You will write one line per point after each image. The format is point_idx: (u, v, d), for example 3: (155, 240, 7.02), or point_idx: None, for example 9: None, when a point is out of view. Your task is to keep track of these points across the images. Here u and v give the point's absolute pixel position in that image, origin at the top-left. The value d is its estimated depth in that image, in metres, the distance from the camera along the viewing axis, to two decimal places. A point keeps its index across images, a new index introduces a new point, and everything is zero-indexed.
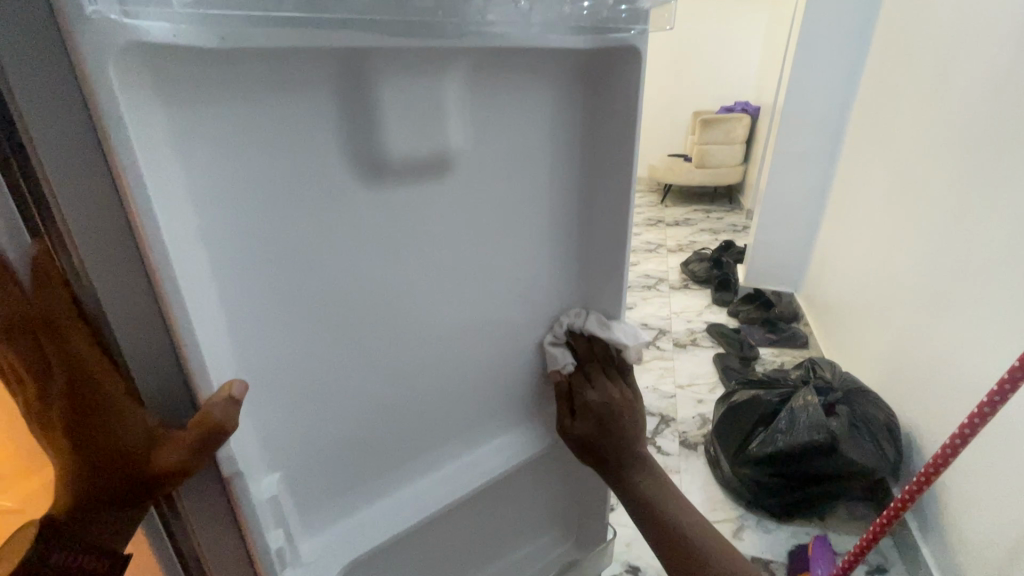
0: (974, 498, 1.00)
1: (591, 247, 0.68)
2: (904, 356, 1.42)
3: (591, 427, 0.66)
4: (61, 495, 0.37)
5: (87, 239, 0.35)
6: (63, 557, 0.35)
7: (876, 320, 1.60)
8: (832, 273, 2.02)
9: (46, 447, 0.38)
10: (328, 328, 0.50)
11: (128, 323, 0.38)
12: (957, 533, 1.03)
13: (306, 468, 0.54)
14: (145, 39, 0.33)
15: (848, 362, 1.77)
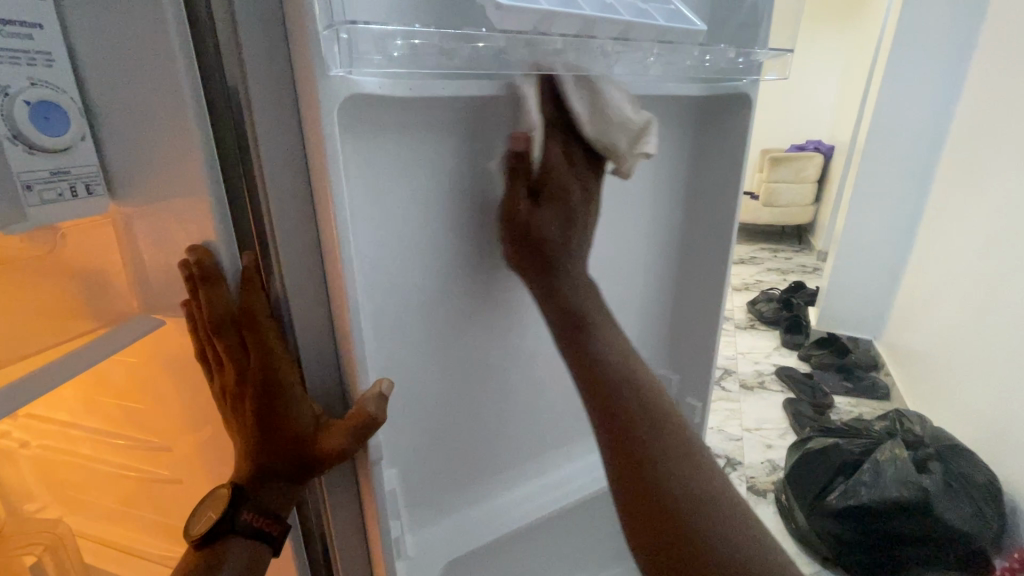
0: None
1: (686, 276, 0.72)
2: (1005, 415, 1.32)
3: (551, 219, 0.55)
4: (244, 465, 0.45)
5: (286, 249, 0.43)
6: (249, 516, 0.44)
7: (972, 373, 1.50)
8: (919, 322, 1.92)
9: (232, 425, 0.46)
10: (452, 342, 0.56)
11: (305, 323, 0.45)
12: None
13: (419, 466, 0.58)
14: (360, 91, 0.39)
15: (938, 418, 1.65)
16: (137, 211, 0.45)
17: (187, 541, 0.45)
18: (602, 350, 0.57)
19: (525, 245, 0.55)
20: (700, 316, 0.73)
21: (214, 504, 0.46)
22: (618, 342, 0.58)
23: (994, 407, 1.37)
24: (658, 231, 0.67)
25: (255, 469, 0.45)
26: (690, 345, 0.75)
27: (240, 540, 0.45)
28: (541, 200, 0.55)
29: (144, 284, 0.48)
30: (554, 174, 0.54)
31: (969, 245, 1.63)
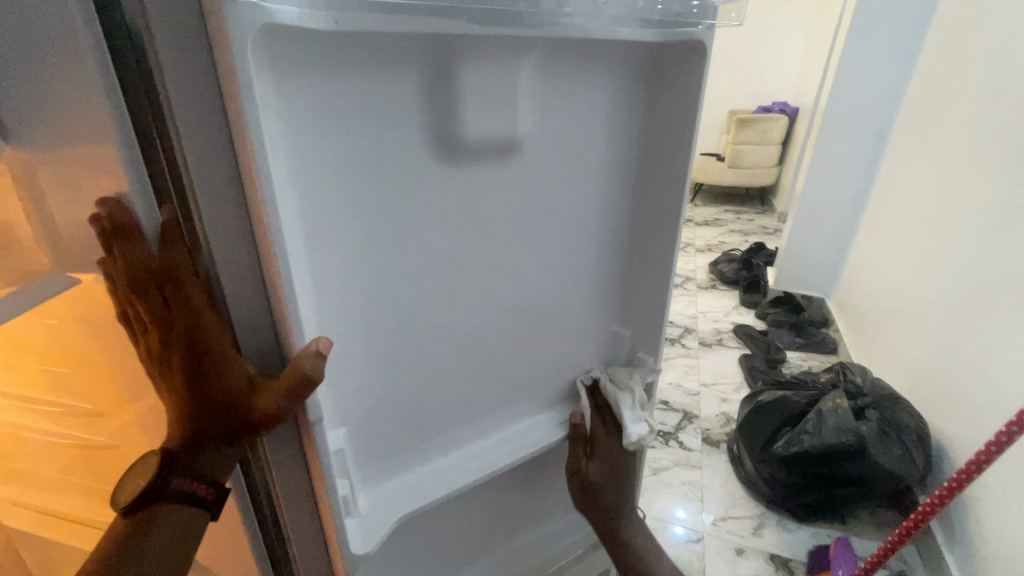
0: (1005, 509, 1.03)
1: (642, 230, 0.72)
2: (936, 365, 1.41)
3: (604, 469, 0.71)
4: (174, 429, 0.44)
5: (208, 198, 0.40)
6: (180, 482, 0.43)
7: (910, 327, 1.59)
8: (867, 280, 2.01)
9: (159, 388, 0.44)
10: (398, 297, 0.54)
11: (235, 277, 0.43)
12: (986, 550, 1.07)
13: (369, 424, 0.58)
14: (275, 19, 0.35)
15: (878, 369, 1.76)
16: (35, 157, 0.41)
17: (114, 507, 0.43)
18: (644, 550, 0.70)
19: (588, 487, 0.71)
20: (653, 272, 0.73)
21: (142, 471, 0.44)
22: (649, 537, 0.72)
23: (927, 359, 1.46)
24: (611, 186, 0.66)
25: (186, 435, 0.43)
26: (644, 300, 0.75)
27: (169, 505, 0.43)
28: (595, 458, 0.72)
29: (54, 239, 0.44)
30: (603, 442, 0.72)
31: (915, 206, 1.69)
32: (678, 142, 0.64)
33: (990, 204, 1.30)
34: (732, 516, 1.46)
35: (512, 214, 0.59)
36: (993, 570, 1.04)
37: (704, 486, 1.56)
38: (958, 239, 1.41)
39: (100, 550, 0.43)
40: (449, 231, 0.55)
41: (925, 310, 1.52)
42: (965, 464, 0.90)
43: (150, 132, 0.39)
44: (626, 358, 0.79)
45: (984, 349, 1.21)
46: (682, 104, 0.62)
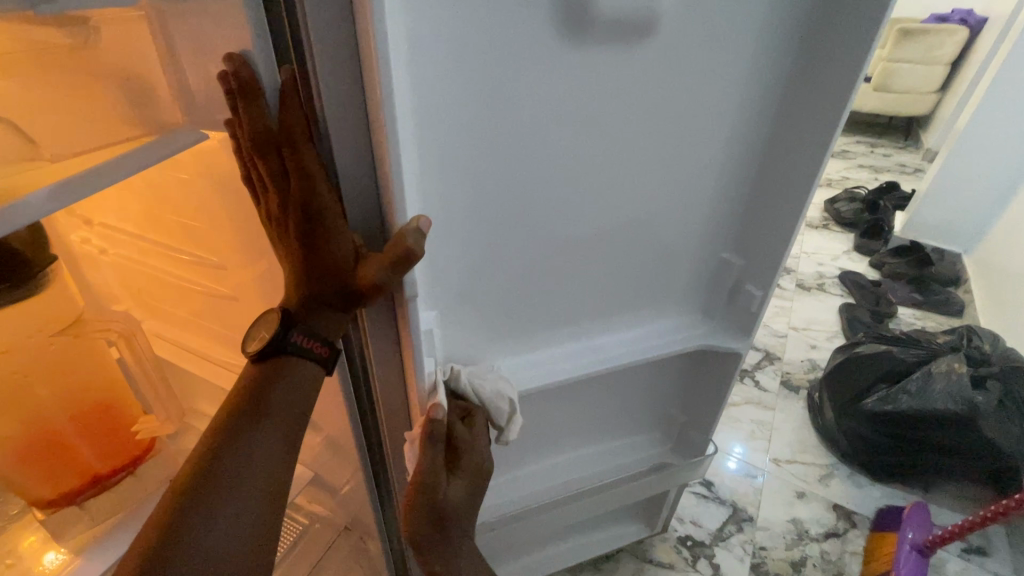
0: None
1: (776, 149, 0.64)
2: None
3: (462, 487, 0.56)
4: (292, 289, 0.47)
5: (324, 63, 0.39)
6: (299, 337, 0.47)
7: None
8: None
9: (279, 251, 0.47)
10: (500, 190, 0.53)
11: (345, 150, 0.43)
12: None
13: (459, 313, 0.60)
14: None
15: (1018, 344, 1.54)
16: (170, 7, 0.41)
17: (249, 353, 0.49)
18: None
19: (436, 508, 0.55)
20: (778, 196, 0.65)
21: (268, 325, 0.49)
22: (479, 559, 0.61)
23: None
24: (750, 87, 0.58)
25: (306, 296, 0.47)
26: (762, 227, 0.68)
27: (302, 360, 0.48)
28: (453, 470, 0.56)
29: (187, 96, 0.47)
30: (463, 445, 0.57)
31: None
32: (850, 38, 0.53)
33: None
34: (798, 460, 1.42)
35: (632, 111, 0.53)
36: None
37: (773, 426, 1.52)
38: None
39: (237, 389, 0.50)
40: (563, 126, 0.52)
41: None
42: None
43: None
44: (729, 290, 0.73)
45: None
46: None
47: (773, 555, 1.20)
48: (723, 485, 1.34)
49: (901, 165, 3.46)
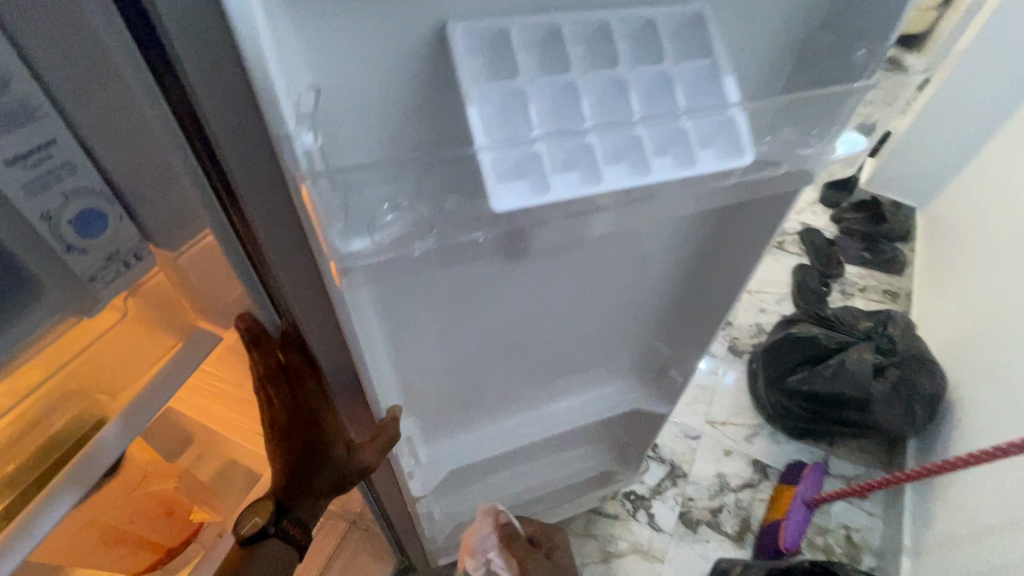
0: (984, 498, 1.20)
1: (695, 284, 0.75)
2: (993, 352, 1.43)
3: None
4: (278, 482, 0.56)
5: (314, 338, 0.51)
6: (286, 524, 0.55)
7: (996, 305, 1.55)
8: (984, 233, 1.85)
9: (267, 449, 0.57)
10: (457, 346, 0.68)
11: (334, 377, 0.57)
12: (953, 524, 1.26)
13: (430, 410, 0.78)
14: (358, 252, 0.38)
15: (945, 330, 1.76)
16: (179, 257, 0.52)
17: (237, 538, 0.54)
18: None
19: None
20: (695, 315, 0.78)
21: (258, 510, 0.55)
22: None
23: (990, 345, 1.46)
24: (672, 252, 0.68)
25: (293, 485, 0.56)
26: (684, 333, 0.82)
27: (281, 544, 0.55)
28: None
29: (199, 308, 0.57)
30: None
31: None
32: (755, 232, 0.63)
33: None
34: (731, 422, 1.69)
35: (566, 290, 0.65)
36: (948, 538, 1.26)
37: (715, 391, 1.77)
38: None
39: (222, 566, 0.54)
40: (508, 305, 0.64)
41: (1016, 298, 1.46)
42: (997, 446, 1.02)
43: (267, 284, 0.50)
44: (658, 368, 0.90)
45: None
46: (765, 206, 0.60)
47: (697, 504, 1.50)
48: (664, 446, 1.61)
49: None
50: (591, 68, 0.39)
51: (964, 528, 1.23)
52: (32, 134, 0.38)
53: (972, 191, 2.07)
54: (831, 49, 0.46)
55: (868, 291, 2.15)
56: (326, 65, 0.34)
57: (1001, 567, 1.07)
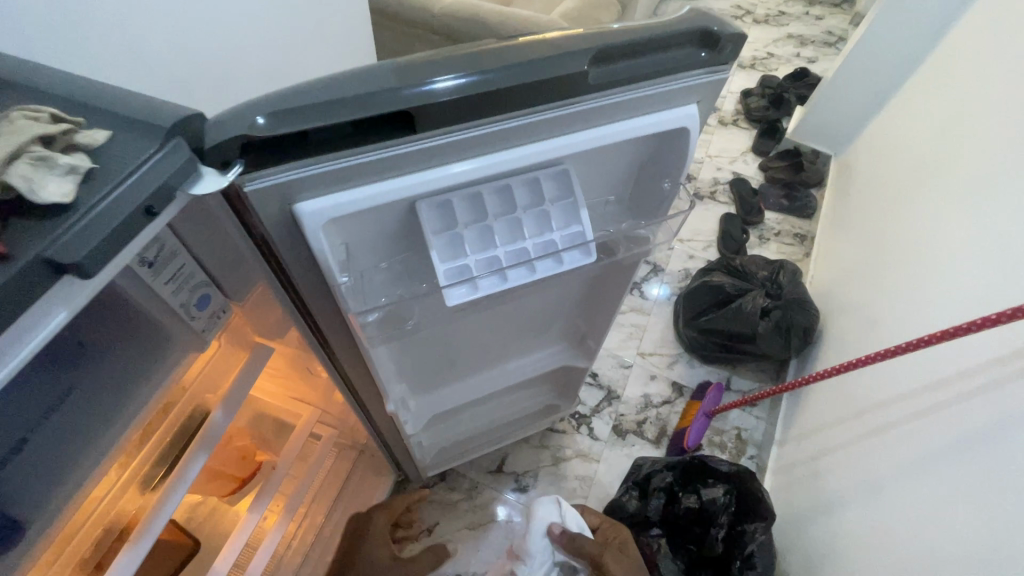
0: (820, 403, 1.65)
1: (600, 290, 1.06)
2: (856, 295, 1.83)
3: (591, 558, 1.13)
4: None
5: (340, 346, 0.84)
6: None
7: (865, 254, 1.93)
8: (870, 187, 2.20)
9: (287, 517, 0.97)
10: (434, 345, 0.98)
11: (351, 365, 0.90)
12: (800, 421, 1.73)
13: (417, 380, 1.10)
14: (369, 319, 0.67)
15: (830, 271, 2.15)
16: (248, 304, 0.80)
17: None
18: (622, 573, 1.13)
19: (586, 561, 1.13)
20: (601, 309, 1.10)
21: None
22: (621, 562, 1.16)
23: (854, 289, 1.86)
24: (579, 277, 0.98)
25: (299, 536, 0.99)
26: (596, 318, 1.14)
27: None
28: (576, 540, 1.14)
29: (260, 329, 0.86)
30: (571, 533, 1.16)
31: (934, 142, 1.80)
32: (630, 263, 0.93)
33: (960, 188, 1.51)
34: (658, 352, 2.11)
35: (506, 308, 0.95)
36: (796, 430, 1.73)
37: (646, 328, 2.17)
38: (929, 205, 1.64)
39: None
40: (468, 319, 0.94)
41: (878, 251, 1.84)
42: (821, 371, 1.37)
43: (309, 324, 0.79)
44: (581, 336, 1.23)
45: (882, 307, 1.63)
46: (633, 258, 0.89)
47: (626, 418, 1.94)
48: (602, 374, 2.03)
49: (827, 33, 3.63)
50: (503, 212, 0.66)
51: (807, 425, 1.67)
52: (174, 265, 0.64)
53: (872, 143, 2.38)
54: (653, 176, 0.74)
55: (781, 235, 2.54)
56: (353, 234, 0.61)
57: (822, 451, 1.52)
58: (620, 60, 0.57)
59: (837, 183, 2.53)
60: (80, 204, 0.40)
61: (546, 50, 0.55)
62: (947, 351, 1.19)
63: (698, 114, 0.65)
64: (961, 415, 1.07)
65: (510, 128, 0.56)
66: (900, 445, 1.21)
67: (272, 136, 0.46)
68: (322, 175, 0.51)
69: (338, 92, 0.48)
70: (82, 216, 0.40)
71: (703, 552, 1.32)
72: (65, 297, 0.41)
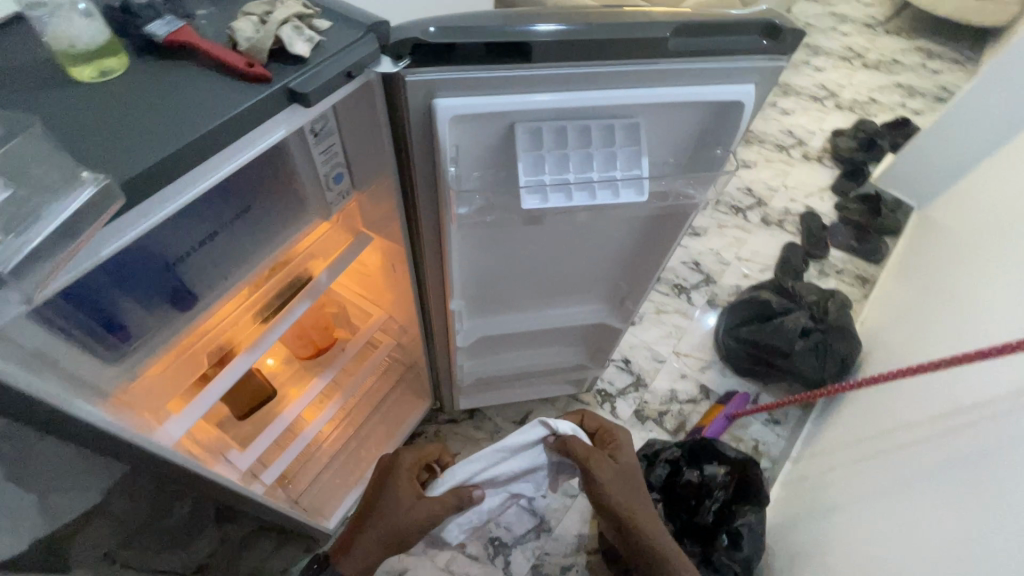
0: (842, 426, 1.69)
1: (645, 256, 1.18)
2: (906, 336, 1.84)
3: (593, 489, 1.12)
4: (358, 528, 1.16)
5: (429, 247, 1.03)
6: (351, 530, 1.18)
7: (922, 300, 1.93)
8: (946, 239, 2.17)
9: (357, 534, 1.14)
10: (497, 265, 1.11)
11: (432, 266, 1.09)
12: (819, 442, 1.77)
13: (473, 300, 1.25)
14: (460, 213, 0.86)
15: (884, 313, 2.15)
16: (365, 196, 1.01)
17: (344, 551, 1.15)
18: (615, 499, 1.12)
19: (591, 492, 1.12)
20: (643, 274, 1.23)
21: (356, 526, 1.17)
22: (622, 485, 1.13)
23: (906, 331, 1.87)
24: (630, 236, 1.12)
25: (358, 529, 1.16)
26: (637, 283, 1.28)
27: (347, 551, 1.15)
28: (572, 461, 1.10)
29: (368, 221, 1.08)
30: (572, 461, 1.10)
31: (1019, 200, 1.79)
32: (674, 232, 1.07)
33: None
34: (692, 355, 2.19)
35: (561, 247, 1.09)
36: (813, 450, 1.78)
37: (686, 331, 2.26)
38: (998, 259, 1.65)
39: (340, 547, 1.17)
40: (533, 246, 1.06)
41: (938, 298, 1.84)
42: (844, 384, 1.44)
43: (410, 222, 1.00)
44: (621, 299, 1.37)
45: (929, 348, 1.64)
46: (678, 223, 1.03)
47: (649, 405, 2.04)
48: (634, 363, 2.14)
49: (940, 89, 3.53)
50: (579, 148, 0.83)
51: (825, 445, 1.72)
52: (332, 151, 0.84)
53: (958, 197, 2.34)
54: (708, 144, 0.88)
55: (843, 273, 2.54)
56: (463, 140, 0.80)
57: (832, 468, 1.57)
58: (696, 35, 0.73)
59: (915, 234, 2.49)
60: (310, 61, 0.61)
61: (639, 18, 0.72)
62: (973, 382, 1.23)
63: (754, 93, 0.79)
64: (971, 437, 1.13)
65: (600, 73, 0.74)
66: (906, 464, 1.27)
67: (432, 43, 0.65)
68: (455, 80, 0.70)
69: (482, 23, 0.67)
70: (310, 69, 0.60)
71: (693, 521, 1.42)
72: (287, 118, 0.61)
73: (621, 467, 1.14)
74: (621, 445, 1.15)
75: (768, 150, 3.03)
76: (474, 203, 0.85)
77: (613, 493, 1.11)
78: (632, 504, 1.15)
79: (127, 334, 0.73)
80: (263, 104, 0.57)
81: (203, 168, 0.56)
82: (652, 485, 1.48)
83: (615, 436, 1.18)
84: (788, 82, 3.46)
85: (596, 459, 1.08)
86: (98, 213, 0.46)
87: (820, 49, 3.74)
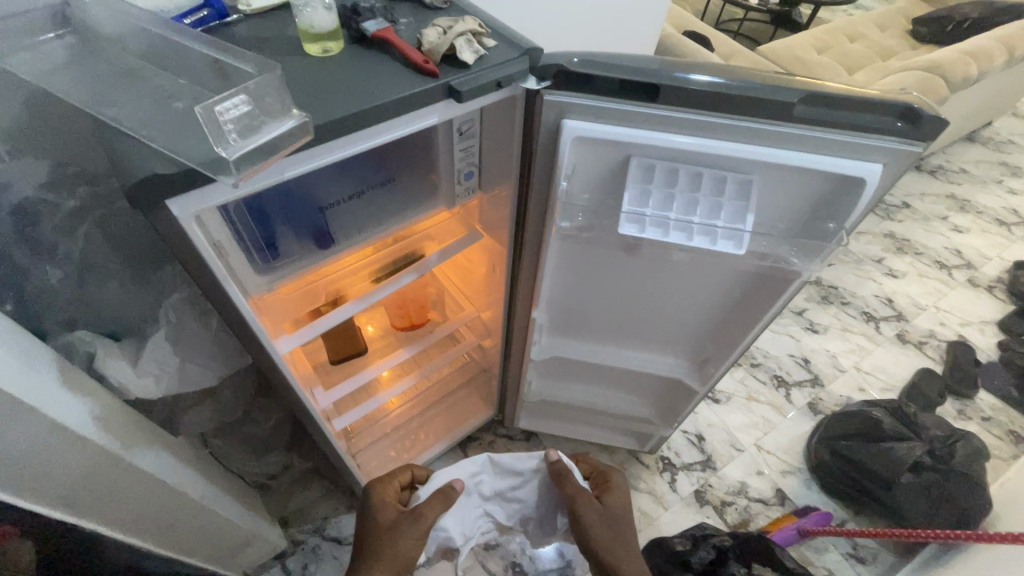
0: None
1: (737, 321, 1.16)
2: None
3: (577, 519, 1.13)
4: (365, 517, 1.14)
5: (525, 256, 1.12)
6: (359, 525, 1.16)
7: None
8: None
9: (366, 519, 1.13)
10: (587, 285, 1.17)
11: (523, 277, 1.18)
12: None
13: (556, 318, 1.31)
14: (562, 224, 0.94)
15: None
16: (487, 198, 1.14)
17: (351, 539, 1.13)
18: (596, 531, 1.11)
19: (577, 521, 1.14)
20: (732, 341, 1.20)
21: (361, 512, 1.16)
22: (606, 520, 1.12)
23: None
24: (725, 294, 1.11)
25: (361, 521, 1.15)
26: (723, 348, 1.24)
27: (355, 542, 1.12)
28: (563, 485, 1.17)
29: (483, 221, 1.21)
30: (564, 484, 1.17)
31: None
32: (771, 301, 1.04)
33: None
34: (776, 454, 2.00)
35: (652, 284, 1.12)
36: None
37: (775, 427, 2.07)
38: None
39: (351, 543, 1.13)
40: (626, 275, 1.11)
41: None
42: (956, 531, 1.24)
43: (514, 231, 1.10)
44: (704, 362, 1.34)
45: None
46: (777, 292, 1.01)
47: (713, 490, 1.90)
48: (708, 442, 2.01)
49: None
50: (687, 191, 0.88)
51: None
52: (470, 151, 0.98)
53: None
54: (822, 216, 0.89)
55: (990, 422, 2.16)
56: (582, 161, 0.89)
57: None
58: (828, 106, 0.74)
59: None
60: (471, 67, 0.74)
61: (771, 81, 0.76)
62: None
63: (881, 174, 0.78)
64: None
65: (724, 124, 0.78)
66: None
67: (576, 71, 0.76)
68: (587, 105, 0.79)
69: (622, 62, 0.77)
70: (469, 74, 0.74)
71: None
72: (440, 109, 0.76)
73: (607, 509, 1.14)
74: (609, 484, 1.20)
75: (925, 264, 2.71)
76: (577, 219, 0.93)
77: (592, 522, 1.12)
78: (619, 551, 1.09)
79: (276, 253, 0.92)
80: (426, 94, 0.71)
81: (368, 130, 0.71)
82: (692, 568, 1.37)
83: (610, 478, 1.23)
84: (968, 198, 3.09)
85: (581, 494, 1.14)
86: (290, 142, 0.62)
87: (1020, 170, 3.29)
